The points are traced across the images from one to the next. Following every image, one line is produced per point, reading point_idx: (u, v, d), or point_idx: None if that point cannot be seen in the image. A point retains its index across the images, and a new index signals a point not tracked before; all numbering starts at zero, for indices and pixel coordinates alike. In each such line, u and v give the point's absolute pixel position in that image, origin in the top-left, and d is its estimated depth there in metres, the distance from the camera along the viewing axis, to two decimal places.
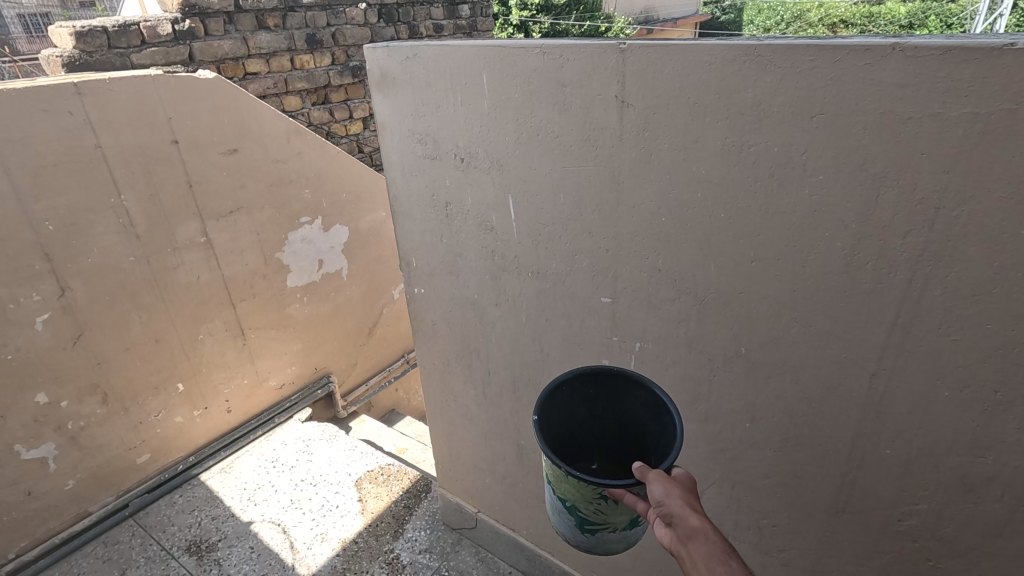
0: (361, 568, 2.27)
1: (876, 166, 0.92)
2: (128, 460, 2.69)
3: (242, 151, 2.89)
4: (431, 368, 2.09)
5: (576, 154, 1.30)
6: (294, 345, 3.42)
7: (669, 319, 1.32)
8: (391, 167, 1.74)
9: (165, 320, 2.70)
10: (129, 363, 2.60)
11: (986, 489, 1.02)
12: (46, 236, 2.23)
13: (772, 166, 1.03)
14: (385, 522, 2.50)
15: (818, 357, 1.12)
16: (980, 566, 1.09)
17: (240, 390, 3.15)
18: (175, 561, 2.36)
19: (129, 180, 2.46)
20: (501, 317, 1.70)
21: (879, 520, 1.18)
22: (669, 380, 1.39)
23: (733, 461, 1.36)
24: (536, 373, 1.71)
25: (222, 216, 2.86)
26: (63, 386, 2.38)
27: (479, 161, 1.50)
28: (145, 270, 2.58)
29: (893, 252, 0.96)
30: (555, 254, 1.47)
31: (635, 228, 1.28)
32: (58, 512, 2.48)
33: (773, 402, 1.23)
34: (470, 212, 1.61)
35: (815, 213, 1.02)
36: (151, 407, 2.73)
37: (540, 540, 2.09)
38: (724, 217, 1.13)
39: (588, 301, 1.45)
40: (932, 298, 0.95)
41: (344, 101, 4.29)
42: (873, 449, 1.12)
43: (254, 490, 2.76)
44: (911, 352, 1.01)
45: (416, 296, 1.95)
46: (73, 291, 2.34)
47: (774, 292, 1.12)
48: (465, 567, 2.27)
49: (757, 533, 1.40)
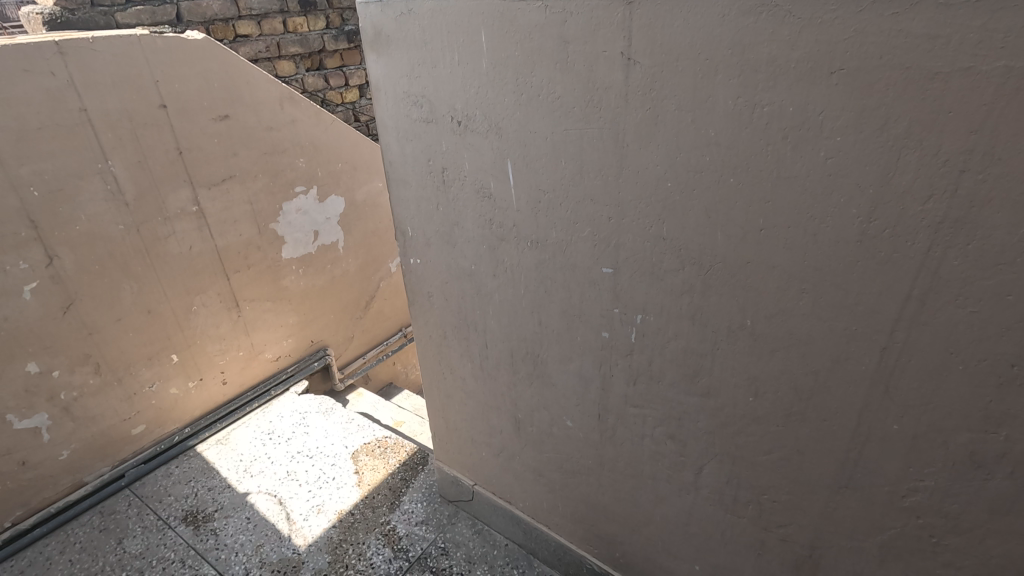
0: (357, 539, 2.27)
1: (898, 126, 0.87)
2: (123, 431, 2.68)
3: (234, 117, 2.80)
4: (428, 341, 2.06)
5: (578, 116, 1.24)
6: (290, 318, 3.38)
7: (672, 290, 1.27)
8: (386, 132, 1.68)
9: (157, 291, 2.65)
10: (122, 334, 2.56)
11: (997, 466, 0.99)
12: (32, 202, 2.17)
13: (786, 127, 0.98)
14: (382, 494, 2.50)
15: (827, 330, 1.08)
16: (985, 543, 1.07)
17: (236, 363, 3.12)
18: (171, 531, 2.36)
19: (117, 145, 2.39)
20: (499, 288, 1.66)
21: (883, 497, 1.15)
22: (671, 353, 1.35)
23: (734, 436, 1.33)
24: (534, 346, 1.67)
25: (214, 185, 2.79)
26: (54, 356, 2.34)
27: (477, 125, 1.44)
28: (136, 240, 2.52)
29: (911, 219, 0.91)
30: (554, 222, 1.42)
31: (638, 195, 1.22)
32: (53, 482, 2.46)
33: (777, 376, 1.19)
34: (467, 178, 1.55)
35: (830, 178, 0.96)
36: (146, 378, 2.70)
37: (537, 513, 2.08)
38: (733, 182, 1.07)
39: (589, 271, 1.41)
40: (951, 267, 0.91)
41: (339, 67, 4.17)
42: (880, 425, 1.09)
43: (250, 461, 2.75)
44: (925, 325, 0.96)
45: (412, 266, 1.90)
46: (62, 259, 2.29)
47: (783, 262, 1.07)
48: (462, 538, 2.27)
49: (757, 508, 1.38)
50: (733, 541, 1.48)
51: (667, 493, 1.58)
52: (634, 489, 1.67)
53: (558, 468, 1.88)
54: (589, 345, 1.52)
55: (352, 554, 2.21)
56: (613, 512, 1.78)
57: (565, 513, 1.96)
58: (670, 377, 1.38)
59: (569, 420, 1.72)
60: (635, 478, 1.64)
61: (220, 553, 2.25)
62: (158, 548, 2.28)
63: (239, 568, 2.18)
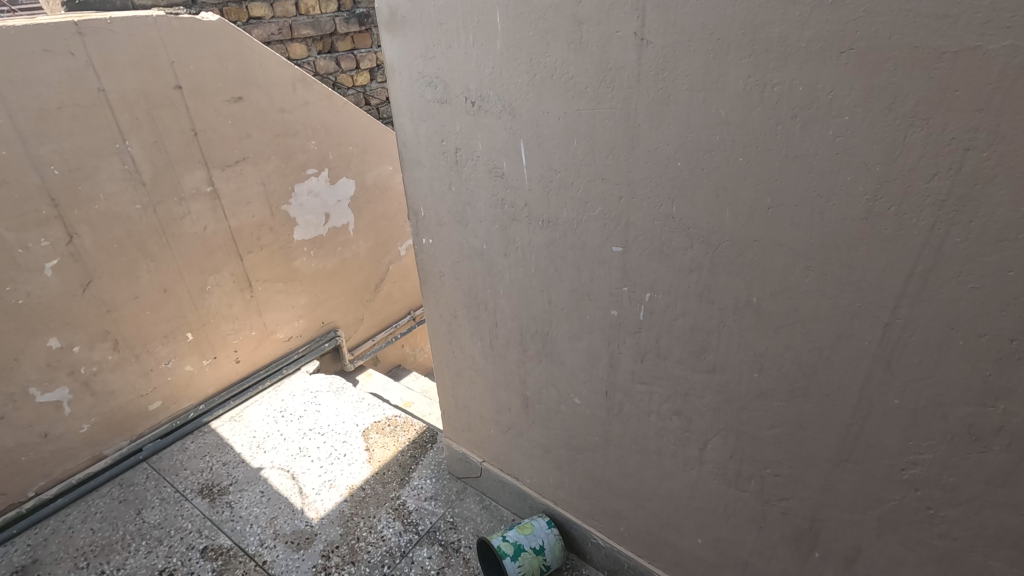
0: (368, 512, 2.34)
1: (906, 105, 0.89)
2: (140, 406, 2.74)
3: (247, 99, 2.83)
4: (439, 319, 2.10)
5: (591, 96, 1.27)
6: (302, 299, 3.43)
7: (681, 268, 1.30)
8: (400, 113, 1.71)
9: (173, 270, 2.71)
10: (139, 311, 2.62)
11: (994, 439, 1.02)
12: (52, 180, 2.22)
13: (795, 107, 1.00)
14: (392, 471, 2.56)
15: (831, 306, 1.10)
16: (981, 515, 1.09)
17: (249, 342, 3.18)
18: (188, 502, 2.44)
19: (133, 126, 2.43)
20: (509, 268, 1.69)
21: (883, 470, 1.18)
22: (678, 331, 1.39)
23: (738, 412, 1.37)
24: (544, 325, 1.71)
25: (228, 166, 2.82)
26: (74, 332, 2.41)
27: (490, 105, 1.47)
28: (152, 219, 2.57)
29: (916, 197, 0.93)
30: (565, 202, 1.44)
31: (649, 174, 1.25)
32: (74, 454, 2.54)
33: (782, 352, 1.22)
34: (480, 158, 1.58)
35: (838, 156, 0.99)
36: (162, 355, 2.76)
37: (543, 489, 2.13)
38: (743, 161, 1.10)
39: (599, 250, 1.44)
40: (954, 243, 0.93)
41: (351, 50, 4.18)
42: (882, 399, 1.12)
43: (263, 437, 2.82)
44: (928, 300, 0.99)
45: (424, 246, 1.94)
46: (81, 237, 2.34)
47: (790, 240, 1.10)
48: (469, 514, 2.33)
49: (759, 482, 1.42)
50: (735, 515, 1.52)
51: (671, 469, 1.62)
52: (639, 465, 1.71)
53: (565, 445, 1.92)
54: (598, 323, 1.56)
55: (363, 526, 2.27)
56: (618, 487, 1.83)
57: (571, 489, 2.01)
58: (678, 354, 1.42)
59: (577, 397, 1.76)
60: (641, 454, 1.68)
61: (235, 524, 2.32)
62: (176, 519, 2.36)
63: (254, 538, 2.25)
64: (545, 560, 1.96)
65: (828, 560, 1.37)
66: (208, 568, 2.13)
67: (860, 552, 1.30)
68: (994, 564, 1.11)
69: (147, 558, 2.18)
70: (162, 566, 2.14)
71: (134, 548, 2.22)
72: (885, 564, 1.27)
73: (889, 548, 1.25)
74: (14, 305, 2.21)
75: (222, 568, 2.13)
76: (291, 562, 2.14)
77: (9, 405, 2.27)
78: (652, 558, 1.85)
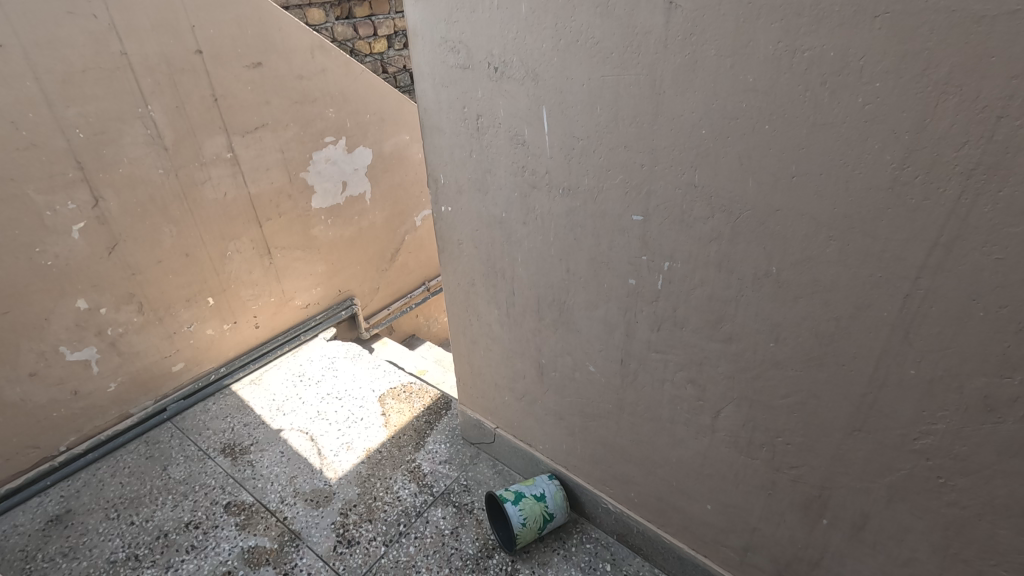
0: (385, 474, 2.41)
1: (939, 71, 0.88)
2: (164, 368, 2.82)
3: (266, 65, 2.83)
4: (457, 288, 2.13)
5: (616, 62, 1.26)
6: (319, 267, 3.48)
7: (701, 238, 1.31)
8: (422, 79, 1.71)
9: (194, 235, 2.75)
10: (163, 275, 2.67)
11: (1009, 410, 1.03)
12: (77, 143, 2.25)
13: (824, 73, 1.00)
14: (407, 435, 2.63)
15: (852, 277, 1.11)
16: (991, 484, 1.10)
17: (268, 308, 3.24)
18: (211, 461, 2.53)
19: (155, 90, 2.45)
20: (528, 236, 1.71)
21: (895, 439, 1.19)
22: (696, 300, 1.40)
23: (753, 381, 1.39)
24: (561, 293, 1.73)
25: (247, 132, 2.84)
26: (101, 294, 2.47)
27: (513, 71, 1.47)
28: (174, 184, 2.61)
29: (944, 166, 0.93)
30: (587, 169, 1.45)
31: (672, 142, 1.25)
32: (103, 411, 2.63)
33: (799, 322, 1.23)
34: (501, 125, 1.58)
35: (867, 124, 0.98)
36: (185, 319, 2.83)
37: (556, 455, 2.18)
38: (769, 129, 1.10)
39: (619, 219, 1.44)
40: (981, 213, 0.93)
41: (368, 17, 4.14)
42: (898, 369, 1.13)
43: (282, 400, 2.90)
44: (950, 271, 0.99)
45: (443, 214, 1.96)
46: (106, 201, 2.39)
47: (813, 209, 1.10)
48: (483, 477, 2.39)
49: (771, 451, 1.44)
50: (745, 482, 1.55)
51: (683, 437, 1.65)
52: (652, 432, 1.74)
53: (579, 412, 1.96)
54: (616, 292, 1.57)
55: (380, 487, 2.34)
56: (630, 454, 1.87)
57: (583, 455, 2.06)
58: (694, 323, 1.44)
59: (591, 365, 1.79)
60: (653, 421, 1.71)
61: (257, 482, 2.40)
62: (200, 475, 2.44)
63: (275, 495, 2.33)
64: (547, 509, 2.03)
65: (836, 527, 1.40)
66: (232, 522, 2.21)
67: (867, 519, 1.32)
68: (1002, 533, 1.12)
69: (173, 511, 2.27)
70: (188, 519, 2.23)
71: (161, 502, 2.31)
72: (892, 531, 1.29)
73: (897, 515, 1.27)
74: (43, 266, 2.26)
75: (245, 522, 2.21)
76: (310, 518, 2.21)
77: (40, 362, 2.35)
78: (661, 523, 1.90)
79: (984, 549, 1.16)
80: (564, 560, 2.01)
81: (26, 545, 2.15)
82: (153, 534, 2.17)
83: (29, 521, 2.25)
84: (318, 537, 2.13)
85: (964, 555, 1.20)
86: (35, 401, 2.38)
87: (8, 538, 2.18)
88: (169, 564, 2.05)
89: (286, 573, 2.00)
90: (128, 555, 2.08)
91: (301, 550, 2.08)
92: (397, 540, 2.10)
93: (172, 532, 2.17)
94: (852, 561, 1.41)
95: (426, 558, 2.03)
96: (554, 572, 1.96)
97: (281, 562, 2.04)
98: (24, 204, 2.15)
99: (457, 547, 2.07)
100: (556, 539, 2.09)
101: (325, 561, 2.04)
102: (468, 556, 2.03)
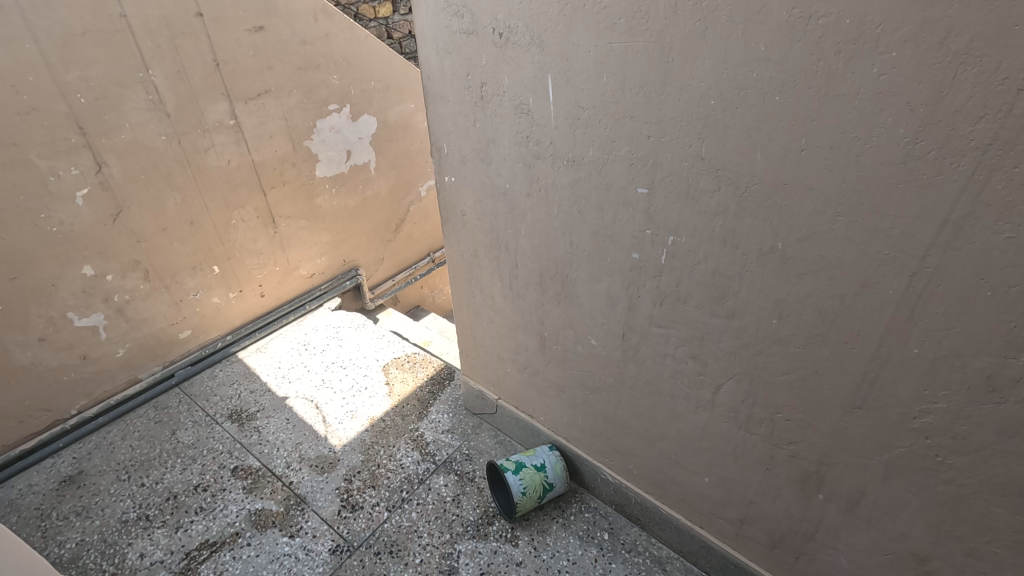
0: (388, 442, 2.45)
1: (959, 41, 0.85)
2: (172, 334, 2.85)
3: (268, 29, 2.78)
4: (460, 259, 2.13)
5: (624, 28, 1.22)
6: (324, 237, 3.48)
7: (706, 212, 1.29)
8: (425, 44, 1.68)
9: (199, 202, 2.74)
10: (168, 243, 2.68)
11: (1011, 391, 1.01)
12: (79, 108, 2.23)
13: (840, 42, 0.96)
14: (411, 405, 2.66)
15: (858, 254, 1.09)
16: (989, 463, 1.09)
17: (274, 276, 3.25)
18: (218, 426, 2.57)
19: (156, 54, 2.41)
20: (532, 208, 1.69)
21: (895, 417, 1.19)
22: (699, 275, 1.39)
23: (754, 357, 1.39)
24: (564, 267, 1.72)
25: (250, 99, 2.80)
26: (107, 260, 2.48)
27: (518, 37, 1.43)
28: (177, 151, 2.59)
29: (959, 141, 0.90)
30: (592, 140, 1.42)
31: (680, 112, 1.22)
32: (112, 376, 2.67)
33: (803, 299, 1.22)
34: (505, 93, 1.55)
35: (880, 96, 0.95)
36: (191, 286, 2.85)
37: (556, 426, 2.21)
38: (779, 100, 1.07)
39: (624, 191, 1.42)
40: (995, 190, 0.90)
41: None
42: (901, 348, 1.12)
43: (288, 368, 2.94)
44: (959, 249, 0.97)
45: (447, 184, 1.94)
46: (110, 166, 2.38)
47: (822, 184, 1.07)
48: (485, 447, 2.43)
49: (770, 426, 1.44)
50: (744, 456, 1.56)
51: (683, 411, 1.66)
52: (652, 406, 1.75)
53: (580, 384, 1.97)
54: (619, 266, 1.56)
55: (383, 454, 2.38)
56: (630, 427, 1.88)
57: (584, 427, 2.07)
58: (697, 298, 1.43)
59: (593, 338, 1.79)
60: (654, 395, 1.72)
61: (263, 447, 2.44)
62: (208, 440, 2.49)
63: (281, 461, 2.37)
64: (547, 478, 2.06)
65: (831, 502, 1.41)
66: (239, 485, 2.26)
67: (863, 495, 1.33)
68: (997, 511, 1.12)
69: (182, 474, 2.32)
70: (197, 482, 2.28)
71: (170, 465, 2.37)
72: (888, 507, 1.30)
73: (893, 492, 1.27)
74: (48, 231, 2.26)
75: (252, 486, 2.26)
76: (315, 483, 2.26)
77: (49, 326, 2.38)
78: (660, 495, 1.92)
79: (978, 526, 1.16)
80: (562, 528, 2.04)
81: (41, 504, 2.21)
82: (163, 496, 2.23)
83: (43, 480, 2.32)
84: (323, 501, 2.17)
85: (958, 532, 1.20)
86: (45, 366, 2.41)
87: (24, 497, 2.24)
88: (178, 524, 2.10)
89: (292, 535, 2.05)
90: (139, 516, 2.14)
91: (306, 514, 2.13)
92: (399, 506, 2.14)
93: (181, 494, 2.22)
94: (847, 535, 1.42)
95: (429, 523, 2.07)
96: (552, 538, 2.00)
97: (287, 524, 2.09)
98: (27, 169, 2.14)
99: (458, 514, 2.11)
100: (555, 508, 2.13)
101: (329, 524, 2.08)
102: (469, 523, 2.08)
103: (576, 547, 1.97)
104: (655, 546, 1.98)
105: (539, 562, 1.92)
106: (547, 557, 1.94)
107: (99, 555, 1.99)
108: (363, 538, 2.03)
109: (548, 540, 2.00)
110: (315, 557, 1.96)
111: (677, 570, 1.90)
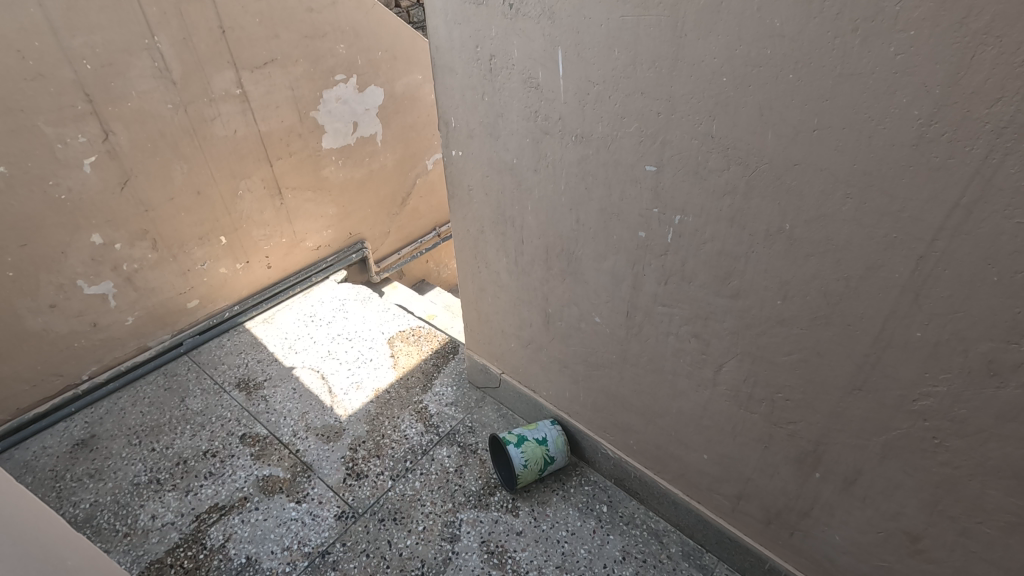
0: (393, 413, 2.49)
1: (979, 21, 0.83)
2: (180, 303, 2.88)
3: None
4: (466, 235, 2.13)
5: (637, 2, 1.20)
6: (330, 209, 3.48)
7: (715, 191, 1.28)
8: (435, 15, 1.65)
9: (206, 171, 2.74)
10: (176, 212, 2.69)
11: (1012, 375, 1.02)
12: (84, 75, 2.22)
13: (857, 19, 0.94)
14: (415, 377, 2.70)
15: (866, 237, 1.08)
16: (986, 446, 1.10)
17: (280, 248, 3.27)
18: (226, 394, 2.62)
19: (161, 20, 2.38)
20: (539, 183, 1.68)
21: (894, 399, 1.20)
22: (705, 255, 1.39)
23: (757, 337, 1.40)
24: (570, 244, 1.72)
25: (256, 67, 2.77)
26: (116, 229, 2.49)
27: (529, 8, 1.40)
28: (184, 120, 2.57)
29: (974, 123, 0.89)
30: (601, 116, 1.41)
31: (691, 89, 1.20)
32: (122, 343, 2.71)
33: (808, 281, 1.22)
34: (515, 66, 1.53)
35: (896, 75, 0.93)
36: (198, 256, 2.86)
37: (559, 402, 2.23)
38: (793, 78, 1.05)
39: (632, 168, 1.41)
40: (1006, 174, 0.89)
41: None
42: (904, 331, 1.12)
43: (294, 339, 2.97)
44: (968, 234, 0.96)
45: (453, 158, 1.93)
46: (116, 135, 2.37)
47: (833, 165, 1.06)
48: (488, 420, 2.46)
49: (770, 405, 1.46)
50: (743, 434, 1.58)
51: (684, 388, 1.68)
52: (653, 383, 1.77)
53: (582, 360, 1.99)
54: (624, 244, 1.56)
55: (388, 425, 2.42)
56: (631, 403, 1.91)
57: (585, 403, 2.11)
58: (702, 278, 1.43)
59: (598, 316, 1.80)
60: (656, 372, 1.74)
61: (271, 416, 2.49)
62: (216, 408, 2.54)
63: (288, 429, 2.42)
64: (548, 452, 2.10)
65: (827, 481, 1.43)
66: (247, 452, 2.31)
67: (860, 474, 1.35)
68: (991, 493, 1.14)
69: (192, 440, 2.37)
70: (206, 447, 2.33)
71: (180, 431, 2.42)
72: (883, 487, 1.32)
73: (889, 472, 1.29)
74: (57, 199, 2.28)
75: (260, 453, 2.31)
76: (321, 451, 2.31)
77: (59, 293, 2.40)
78: (659, 470, 1.95)
79: (971, 507, 1.19)
80: (562, 500, 2.09)
81: (55, 465, 2.27)
82: (173, 460, 2.28)
83: (57, 443, 2.38)
84: (329, 469, 2.22)
85: (952, 513, 1.22)
86: (57, 332, 2.45)
87: (39, 459, 2.31)
88: (188, 488, 2.16)
89: (298, 501, 2.10)
90: (150, 479, 2.20)
91: (312, 481, 2.18)
92: (403, 476, 2.19)
93: (191, 459, 2.28)
94: (842, 513, 1.45)
95: (431, 493, 2.12)
96: (552, 510, 2.05)
97: (294, 491, 2.14)
98: (34, 136, 2.15)
99: (460, 484, 2.16)
100: (555, 480, 2.17)
101: (334, 491, 2.13)
102: (471, 493, 2.12)
103: (576, 519, 2.01)
104: (653, 519, 2.02)
105: (538, 531, 1.97)
106: (546, 527, 1.98)
107: (112, 516, 2.06)
108: (368, 505, 2.08)
109: (548, 511, 2.04)
110: (321, 522, 2.02)
111: (674, 542, 1.94)
